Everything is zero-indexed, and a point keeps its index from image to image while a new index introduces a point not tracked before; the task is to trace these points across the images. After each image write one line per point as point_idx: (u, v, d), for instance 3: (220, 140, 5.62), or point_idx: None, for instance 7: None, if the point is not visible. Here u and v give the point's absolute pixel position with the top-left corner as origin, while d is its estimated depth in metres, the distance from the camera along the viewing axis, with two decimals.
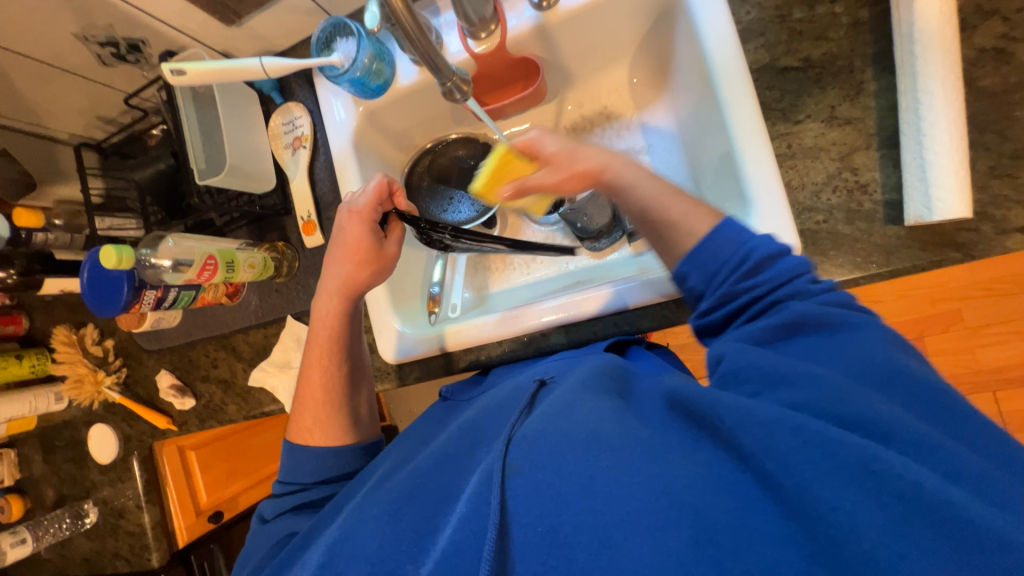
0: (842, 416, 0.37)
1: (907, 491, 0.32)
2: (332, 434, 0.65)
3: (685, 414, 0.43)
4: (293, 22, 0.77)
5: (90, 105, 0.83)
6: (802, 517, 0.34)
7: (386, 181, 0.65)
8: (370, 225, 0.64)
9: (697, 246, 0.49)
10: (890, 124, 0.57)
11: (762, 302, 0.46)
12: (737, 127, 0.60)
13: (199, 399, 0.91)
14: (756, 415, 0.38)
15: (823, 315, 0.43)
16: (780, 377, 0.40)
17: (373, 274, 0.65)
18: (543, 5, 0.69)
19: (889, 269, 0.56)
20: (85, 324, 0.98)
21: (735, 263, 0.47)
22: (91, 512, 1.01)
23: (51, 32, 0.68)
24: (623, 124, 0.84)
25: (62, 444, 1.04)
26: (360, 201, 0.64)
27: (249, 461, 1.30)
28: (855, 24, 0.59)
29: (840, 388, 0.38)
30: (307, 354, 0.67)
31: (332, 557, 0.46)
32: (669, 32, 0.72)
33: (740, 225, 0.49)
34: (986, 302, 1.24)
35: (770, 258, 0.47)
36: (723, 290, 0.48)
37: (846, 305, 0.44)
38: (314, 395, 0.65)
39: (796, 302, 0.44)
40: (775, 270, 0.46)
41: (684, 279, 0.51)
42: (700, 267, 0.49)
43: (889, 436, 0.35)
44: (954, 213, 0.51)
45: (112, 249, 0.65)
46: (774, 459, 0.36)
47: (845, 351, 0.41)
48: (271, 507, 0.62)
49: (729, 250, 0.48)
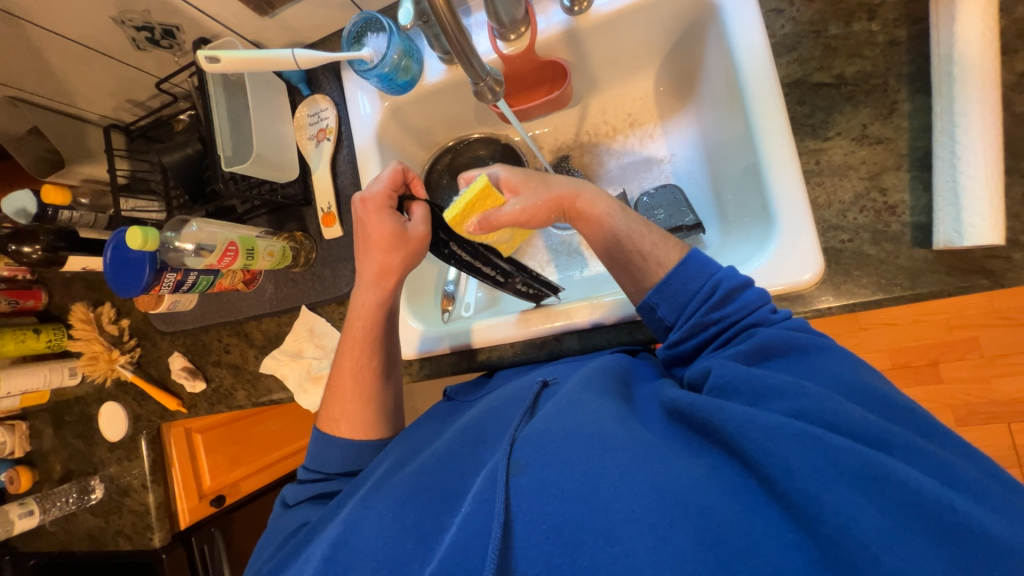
0: (840, 425, 0.37)
1: (905, 496, 0.33)
2: (358, 426, 0.65)
3: (684, 419, 0.44)
4: (325, 15, 0.78)
5: (122, 88, 0.84)
6: (803, 518, 0.35)
7: (400, 169, 0.64)
8: (388, 210, 0.62)
9: (665, 280, 0.53)
10: (922, 145, 0.57)
11: (729, 332, 0.49)
12: (765, 143, 0.59)
13: (209, 382, 0.92)
14: (754, 420, 0.38)
15: (788, 340, 0.46)
16: (767, 389, 0.42)
17: (406, 258, 0.63)
18: (575, 9, 0.69)
19: (914, 293, 0.55)
20: (102, 302, 0.99)
21: (704, 296, 0.51)
22: (97, 488, 1.02)
23: (89, 14, 0.69)
24: (645, 133, 0.84)
25: (72, 419, 1.05)
26: (376, 188, 0.63)
27: (253, 447, 1.31)
28: (891, 43, 0.59)
29: (832, 398, 0.39)
30: (342, 344, 0.68)
31: (337, 552, 0.46)
32: (696, 43, 0.72)
33: (706, 258, 0.53)
34: (1004, 331, 1.22)
35: (736, 290, 0.50)
36: (693, 322, 0.51)
37: (808, 331, 0.48)
38: (346, 385, 0.66)
39: (763, 329, 0.48)
40: (742, 300, 0.50)
41: (653, 309, 0.54)
42: (669, 299, 0.53)
43: (884, 442, 0.36)
44: (985, 238, 0.50)
45: (139, 230, 0.66)
46: (775, 462, 0.37)
47: (827, 366, 0.43)
48: (294, 493, 0.64)
49: (698, 282, 0.52)
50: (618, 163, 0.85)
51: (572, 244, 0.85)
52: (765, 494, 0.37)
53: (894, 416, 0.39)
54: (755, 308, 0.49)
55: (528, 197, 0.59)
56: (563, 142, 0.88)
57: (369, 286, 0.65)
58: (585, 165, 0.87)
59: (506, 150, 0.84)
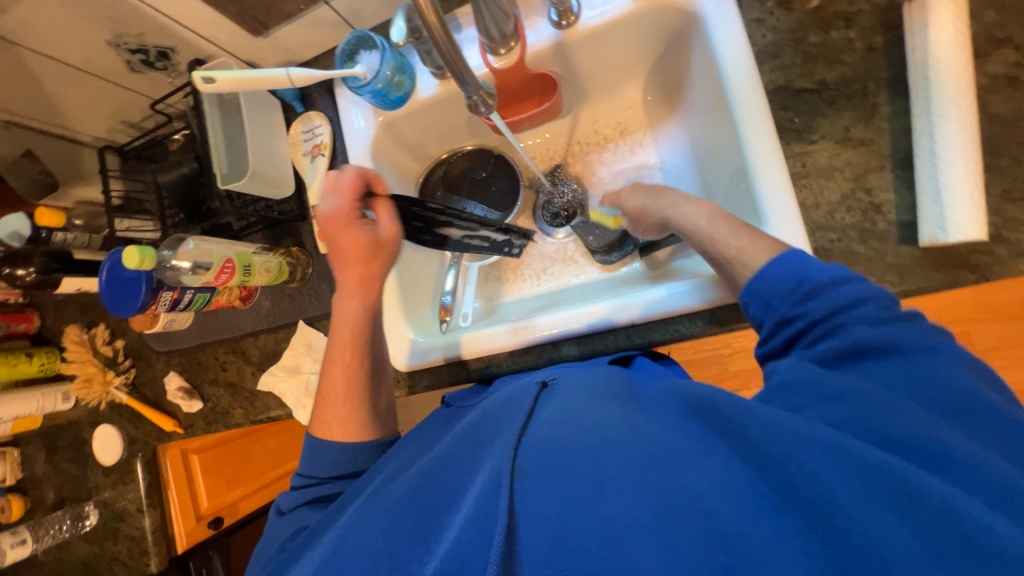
0: (890, 438, 0.37)
1: (947, 518, 0.32)
2: (349, 428, 0.64)
3: (708, 419, 0.44)
4: (318, 34, 0.79)
5: (116, 109, 0.85)
6: (827, 532, 0.34)
7: (359, 174, 0.63)
8: (356, 223, 0.61)
9: (754, 279, 0.50)
10: (903, 146, 0.58)
11: (824, 327, 0.45)
12: (752, 147, 0.61)
13: (206, 401, 0.91)
14: (785, 428, 0.39)
15: (883, 341, 0.42)
16: (825, 391, 0.41)
17: (382, 266, 0.64)
18: (562, 23, 0.71)
19: (903, 289, 0.56)
20: (96, 324, 0.99)
21: (791, 290, 0.47)
22: (91, 514, 1.01)
23: (84, 39, 0.70)
24: (636, 141, 0.86)
25: (66, 444, 1.03)
26: (339, 201, 0.62)
27: (251, 467, 1.29)
28: (869, 49, 0.61)
29: (903, 408, 0.38)
30: (331, 350, 0.67)
31: (335, 553, 0.46)
32: (683, 52, 0.73)
33: (800, 255, 0.49)
34: (993, 326, 1.24)
35: (828, 284, 0.46)
36: (779, 315, 0.48)
37: (912, 326, 0.43)
38: (336, 389, 0.66)
39: (859, 328, 0.43)
40: (832, 297, 0.45)
41: (745, 308, 0.51)
42: (758, 299, 0.50)
43: (925, 456, 0.35)
44: (968, 234, 0.52)
45: (135, 249, 0.67)
46: (802, 472, 0.37)
47: (896, 371, 0.41)
48: (287, 500, 0.62)
49: (787, 278, 0.48)
50: (611, 170, 0.87)
51: (568, 251, 0.86)
52: (778, 498, 0.37)
53: (945, 412, 0.38)
54: (849, 305, 0.44)
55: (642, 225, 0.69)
56: (555, 153, 0.90)
57: (351, 295, 0.66)
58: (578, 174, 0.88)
59: (499, 161, 0.86)
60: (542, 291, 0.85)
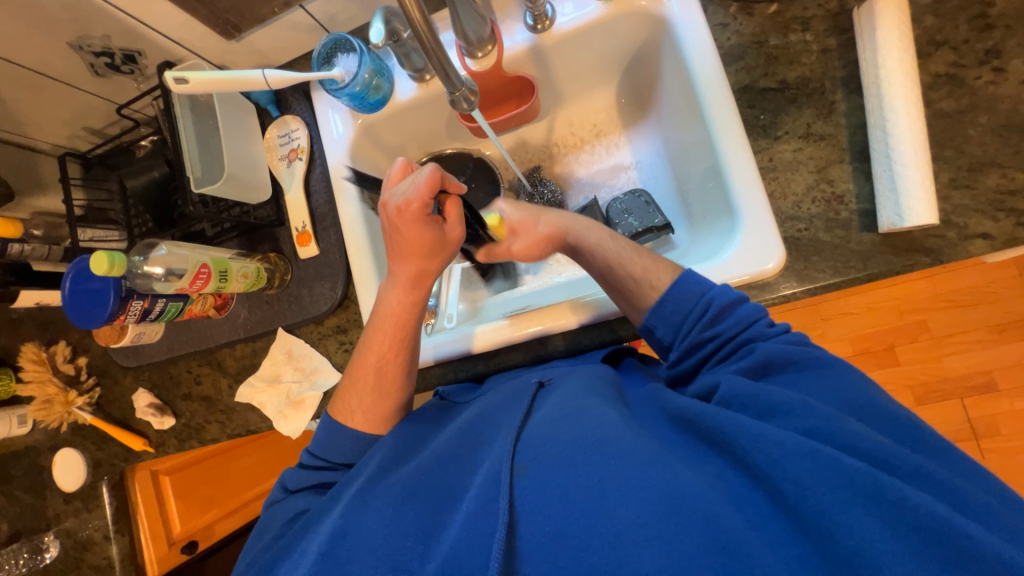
0: (860, 450, 0.38)
1: (924, 521, 0.34)
2: (374, 418, 0.64)
3: (694, 429, 0.45)
4: (295, 38, 0.79)
5: (78, 115, 0.82)
6: (813, 533, 0.36)
7: (438, 173, 0.57)
8: (426, 221, 0.59)
9: (661, 301, 0.55)
10: (859, 140, 0.63)
11: (729, 346, 0.51)
12: (723, 144, 0.63)
13: (179, 418, 0.87)
14: (769, 436, 0.40)
15: (786, 355, 0.48)
16: (777, 407, 0.43)
17: (441, 262, 0.63)
18: (538, 27, 0.73)
19: (867, 273, 0.60)
20: (56, 341, 0.93)
21: (699, 313, 0.53)
22: (52, 545, 0.95)
23: (45, 41, 0.67)
24: (610, 142, 0.89)
25: (21, 472, 0.96)
26: (412, 196, 0.57)
27: (227, 487, 1.23)
28: (824, 51, 0.65)
29: (841, 419, 0.41)
30: (368, 334, 0.66)
31: (334, 547, 0.45)
32: (655, 56, 0.76)
33: (700, 276, 0.55)
34: (947, 313, 1.32)
35: (729, 306, 0.52)
36: (690, 340, 0.53)
37: (804, 345, 0.50)
38: (367, 376, 0.64)
39: (761, 344, 0.50)
40: (735, 317, 0.52)
41: (652, 330, 0.56)
42: (665, 320, 0.55)
43: (900, 467, 0.38)
44: (923, 219, 0.55)
45: (105, 254, 0.63)
46: (790, 479, 0.38)
47: (853, 390, 0.44)
48: (295, 477, 0.62)
49: (692, 300, 0.54)
50: (588, 171, 0.89)
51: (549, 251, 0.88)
52: (771, 504, 0.39)
53: (907, 436, 0.41)
54: (748, 325, 0.51)
55: (522, 239, 0.67)
56: (533, 155, 0.92)
57: (402, 286, 0.64)
58: (556, 175, 0.90)
59: (478, 165, 0.86)
60: (525, 291, 0.87)
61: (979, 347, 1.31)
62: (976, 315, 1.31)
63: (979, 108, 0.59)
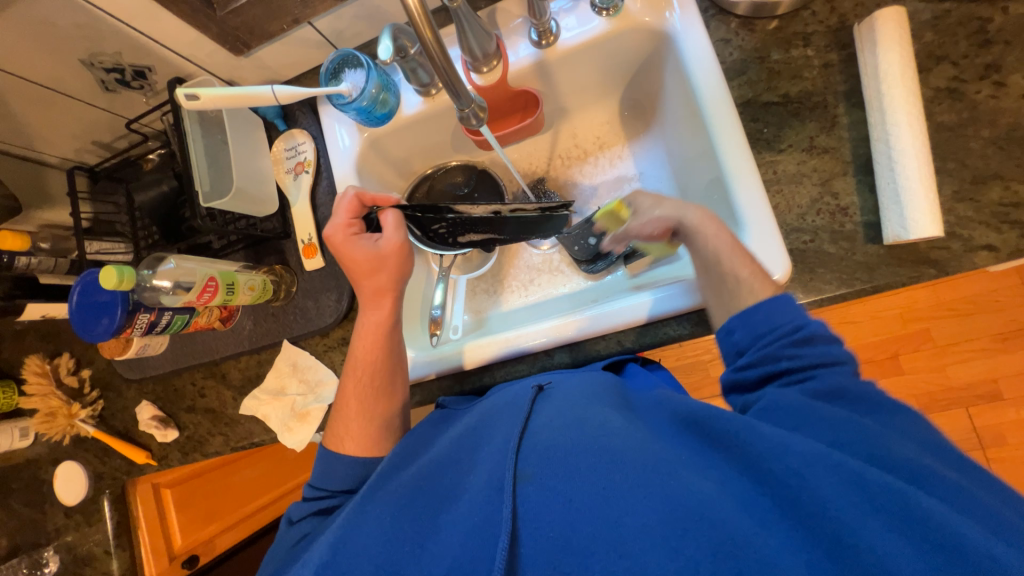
0: (884, 459, 0.38)
1: (947, 539, 0.32)
2: (362, 442, 0.64)
3: (707, 435, 0.45)
4: (303, 54, 0.80)
5: (86, 130, 0.83)
6: (828, 543, 0.35)
7: (354, 194, 0.66)
8: (354, 238, 0.64)
9: (753, 308, 0.51)
10: (863, 153, 0.63)
11: (799, 373, 0.47)
12: (727, 156, 0.64)
13: (183, 430, 0.87)
14: (791, 446, 0.39)
15: (863, 391, 0.43)
16: (810, 418, 0.42)
17: (388, 276, 0.65)
18: (542, 42, 0.74)
19: (874, 284, 0.60)
20: (60, 353, 0.93)
21: (788, 330, 0.49)
22: (51, 560, 0.94)
23: (57, 58, 0.68)
24: (614, 154, 0.90)
25: (21, 486, 0.96)
26: (338, 221, 0.65)
27: (228, 500, 1.22)
28: (826, 66, 0.66)
29: (881, 435, 0.39)
30: (347, 365, 0.66)
31: (334, 557, 0.45)
32: (658, 70, 0.77)
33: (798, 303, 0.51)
34: (951, 321, 1.32)
35: (821, 334, 0.48)
36: (766, 351, 0.49)
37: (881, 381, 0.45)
38: (350, 402, 0.65)
39: (829, 374, 0.46)
40: (819, 349, 0.47)
41: (731, 331, 0.52)
42: (747, 325, 0.51)
43: (926, 480, 0.36)
44: (926, 231, 0.56)
45: (113, 269, 0.64)
46: (808, 489, 0.37)
47: (873, 402, 0.43)
48: (297, 509, 0.61)
49: (786, 318, 0.50)
50: (592, 182, 0.90)
51: (553, 261, 0.87)
52: (779, 509, 0.38)
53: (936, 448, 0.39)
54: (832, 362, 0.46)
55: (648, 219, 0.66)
56: (537, 166, 0.93)
57: (368, 308, 0.66)
58: (560, 187, 0.91)
59: (483, 176, 0.87)
60: (530, 302, 0.86)
61: (983, 356, 1.30)
62: (979, 323, 1.31)
63: (981, 122, 0.60)
